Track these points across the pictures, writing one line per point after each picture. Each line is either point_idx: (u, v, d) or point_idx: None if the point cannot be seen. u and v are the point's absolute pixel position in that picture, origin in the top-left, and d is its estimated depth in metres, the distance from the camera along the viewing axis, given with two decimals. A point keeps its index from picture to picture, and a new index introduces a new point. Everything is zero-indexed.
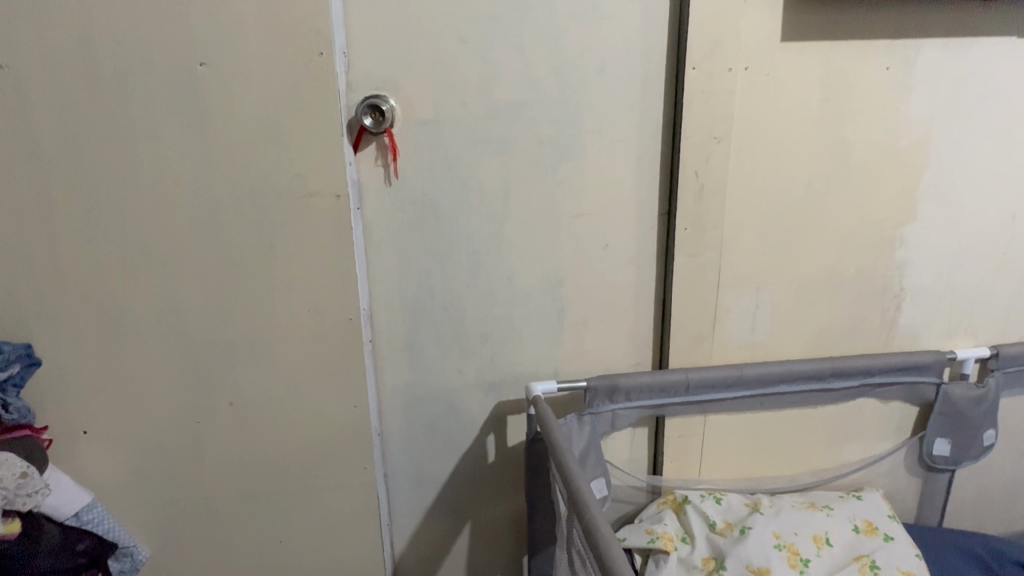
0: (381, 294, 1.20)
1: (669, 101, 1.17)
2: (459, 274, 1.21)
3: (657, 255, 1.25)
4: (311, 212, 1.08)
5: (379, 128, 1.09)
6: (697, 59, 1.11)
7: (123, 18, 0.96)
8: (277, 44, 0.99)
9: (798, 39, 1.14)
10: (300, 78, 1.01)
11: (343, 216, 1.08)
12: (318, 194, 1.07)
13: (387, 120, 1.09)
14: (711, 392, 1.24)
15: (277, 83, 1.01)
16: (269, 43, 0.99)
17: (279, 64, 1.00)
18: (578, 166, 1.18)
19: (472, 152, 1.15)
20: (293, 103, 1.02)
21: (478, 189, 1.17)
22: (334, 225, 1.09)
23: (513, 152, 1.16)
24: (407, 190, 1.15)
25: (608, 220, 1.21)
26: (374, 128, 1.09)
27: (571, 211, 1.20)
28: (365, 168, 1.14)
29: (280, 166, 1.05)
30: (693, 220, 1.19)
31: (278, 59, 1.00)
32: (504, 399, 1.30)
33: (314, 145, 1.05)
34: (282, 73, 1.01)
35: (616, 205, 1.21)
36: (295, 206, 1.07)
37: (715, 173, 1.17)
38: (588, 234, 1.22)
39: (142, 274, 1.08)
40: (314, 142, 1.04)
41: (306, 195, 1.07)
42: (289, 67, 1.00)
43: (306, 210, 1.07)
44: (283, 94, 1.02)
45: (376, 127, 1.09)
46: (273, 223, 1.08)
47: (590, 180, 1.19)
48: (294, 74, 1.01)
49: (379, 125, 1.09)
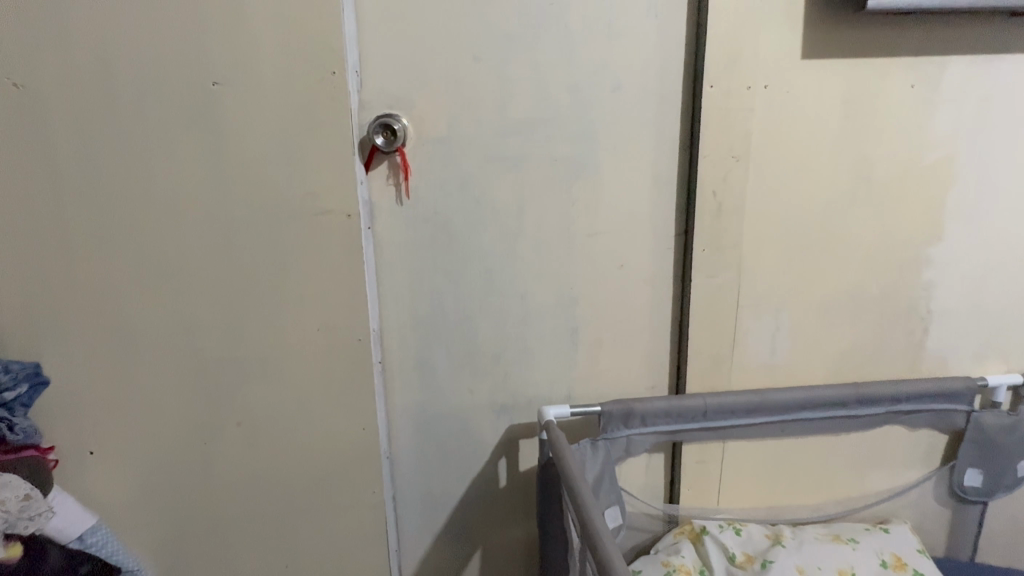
0: (391, 314, 1.18)
1: (686, 119, 1.15)
2: (471, 294, 1.18)
3: (674, 276, 1.21)
4: (322, 231, 1.06)
5: (391, 147, 1.08)
6: (715, 76, 1.08)
7: (139, 40, 0.96)
8: (289, 63, 0.99)
9: (819, 57, 1.11)
10: (311, 97, 1.00)
11: (354, 235, 1.07)
12: (329, 214, 1.06)
13: (399, 139, 1.07)
14: (729, 418, 1.20)
15: (290, 101, 1.00)
16: (283, 63, 0.99)
17: (292, 83, 1.00)
18: (592, 185, 1.16)
19: (486, 171, 1.13)
20: (305, 121, 1.01)
21: (491, 208, 1.15)
22: (344, 243, 1.07)
23: (527, 170, 1.14)
24: (419, 209, 1.14)
25: (622, 240, 1.19)
26: (386, 148, 1.08)
27: (586, 230, 1.18)
28: (377, 187, 1.12)
29: (291, 185, 1.04)
30: (712, 240, 1.15)
31: (290, 78, 0.99)
32: (516, 422, 1.26)
33: (326, 164, 1.03)
34: (294, 92, 1.00)
35: (632, 225, 1.18)
36: (306, 226, 1.06)
37: (734, 193, 1.14)
38: (604, 254, 1.19)
39: (152, 293, 1.07)
40: (326, 161, 1.03)
41: (317, 214, 1.05)
42: (302, 86, 1.00)
43: (317, 229, 1.06)
44: (295, 113, 1.01)
45: (388, 147, 1.08)
46: (285, 242, 1.06)
47: (606, 198, 1.17)
48: (307, 94, 1.00)
49: (391, 144, 1.08)
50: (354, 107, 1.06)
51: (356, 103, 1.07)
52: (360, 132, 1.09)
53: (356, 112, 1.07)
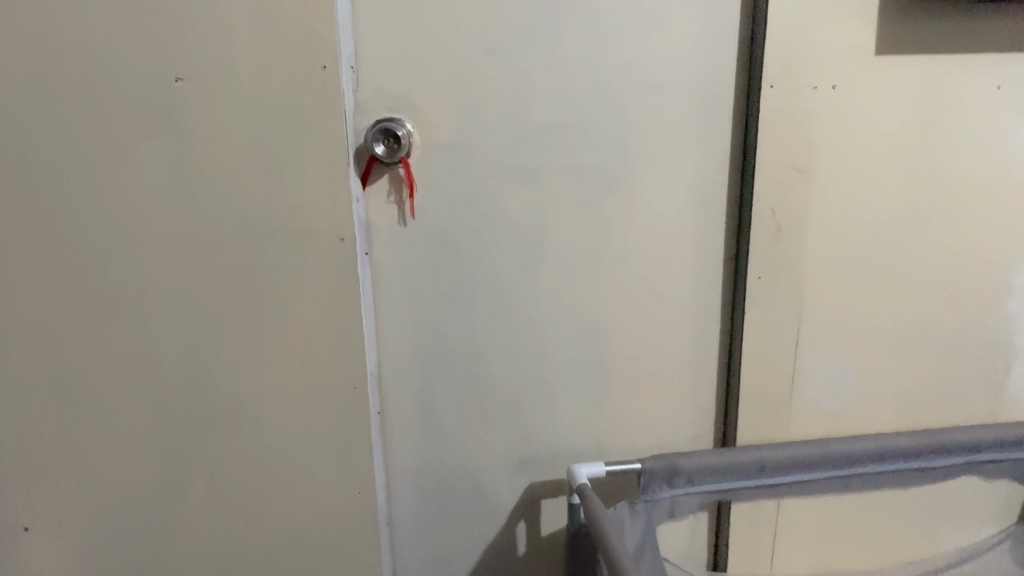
0: (391, 355, 1.00)
1: (739, 124, 0.97)
2: (485, 331, 1.00)
3: (723, 308, 1.03)
4: (310, 258, 0.88)
5: (393, 157, 0.90)
6: (775, 74, 0.92)
7: (85, 30, 0.79)
8: (269, 54, 0.81)
9: (894, 53, 0.94)
10: (297, 96, 0.82)
11: (348, 263, 0.88)
12: (317, 237, 0.87)
13: (404, 148, 0.90)
14: (788, 474, 1.03)
15: (271, 102, 0.82)
16: (263, 55, 0.81)
17: (273, 80, 0.82)
18: (627, 202, 0.97)
19: (504, 186, 0.95)
20: (288, 125, 0.83)
21: (509, 229, 0.96)
22: (336, 273, 0.89)
23: (550, 185, 0.96)
24: (425, 231, 0.95)
25: (660, 264, 1.00)
26: (388, 158, 0.90)
27: (618, 256, 0.99)
28: (375, 205, 0.94)
29: (272, 202, 0.86)
30: (769, 266, 0.98)
31: (271, 74, 0.81)
32: (538, 479, 1.07)
33: (315, 177, 0.85)
34: (276, 90, 0.82)
35: (673, 250, 1.00)
36: (290, 252, 0.88)
37: (796, 211, 0.97)
38: (638, 284, 1.00)
39: (102, 335, 0.89)
40: (314, 173, 0.85)
41: (304, 237, 0.87)
42: (285, 83, 0.82)
43: (303, 256, 0.88)
44: (276, 115, 0.83)
45: (390, 157, 0.90)
46: (264, 271, 0.88)
47: (642, 219, 0.98)
48: (292, 92, 0.82)
49: (394, 153, 0.90)
50: (349, 109, 0.88)
51: (349, 105, 0.89)
52: (356, 140, 0.91)
53: (351, 115, 0.89)
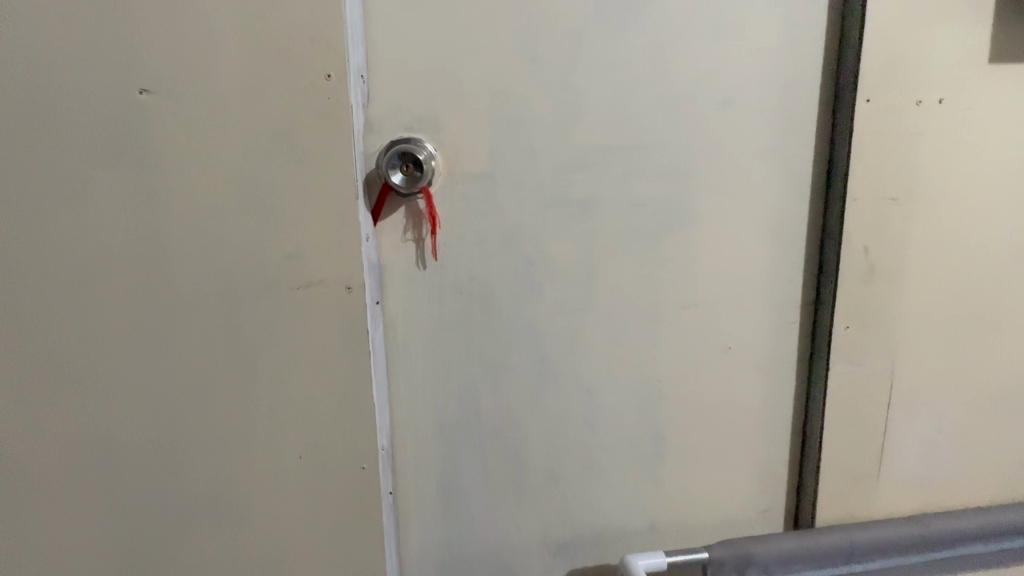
0: (407, 421, 0.83)
1: (823, 146, 0.81)
2: (520, 391, 0.84)
3: (799, 362, 0.87)
4: (310, 311, 0.71)
5: (413, 187, 0.74)
6: (874, 86, 0.76)
7: (22, 28, 0.62)
8: (258, 60, 0.64)
9: (1011, 60, 0.79)
10: (293, 112, 0.66)
11: (357, 316, 0.72)
12: (319, 285, 0.71)
13: (426, 175, 0.73)
14: (879, 560, 0.86)
15: (260, 119, 0.66)
16: (251, 61, 0.64)
17: (263, 92, 0.65)
18: (689, 239, 0.82)
19: (544, 221, 0.79)
20: (283, 149, 0.67)
21: (549, 272, 0.80)
22: (341, 328, 0.72)
23: (601, 219, 0.80)
24: (449, 275, 0.79)
25: (727, 312, 0.85)
26: (406, 188, 0.74)
27: (678, 302, 0.83)
28: (389, 244, 0.77)
29: (262, 243, 0.69)
30: (859, 314, 0.82)
31: (259, 84, 0.65)
32: (579, 563, 0.91)
33: (316, 213, 0.69)
34: (267, 105, 0.65)
35: (742, 295, 0.84)
36: (286, 304, 0.71)
37: (892, 249, 0.81)
38: (698, 334, 0.85)
39: (45, 411, 0.71)
40: (316, 207, 0.68)
41: (302, 286, 0.70)
42: (278, 97, 0.65)
43: (301, 309, 0.71)
44: (267, 136, 0.66)
45: (409, 187, 0.74)
46: (253, 327, 0.71)
47: (704, 256, 0.83)
48: (287, 108, 0.66)
49: (413, 182, 0.73)
50: (358, 129, 0.71)
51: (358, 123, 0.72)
52: (366, 166, 0.75)
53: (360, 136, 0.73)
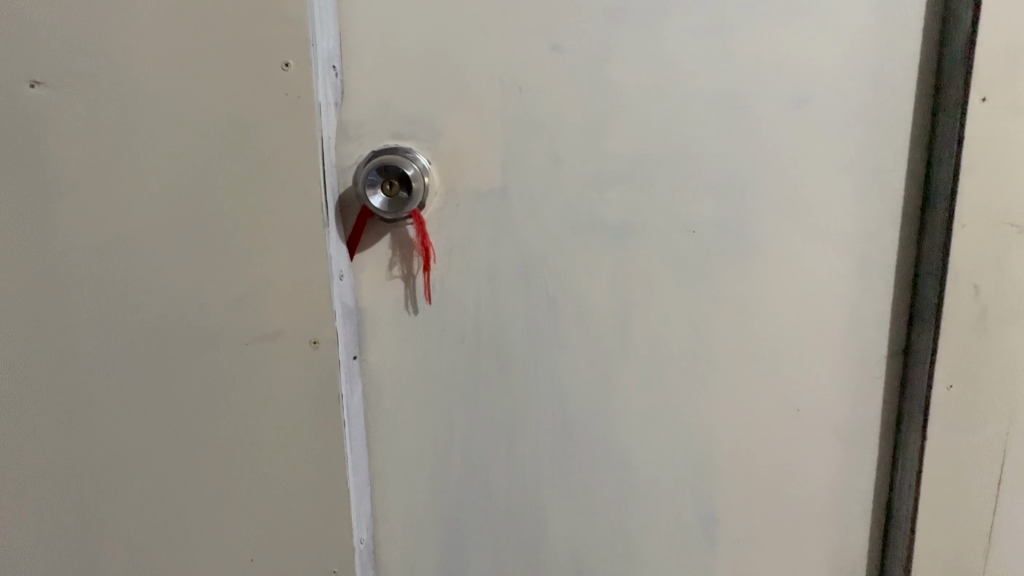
0: (395, 502, 0.66)
1: (922, 158, 0.63)
2: (537, 465, 0.66)
3: (884, 426, 0.70)
4: (262, 373, 0.55)
5: (396, 212, 0.55)
6: (991, 82, 0.59)
7: None
8: (192, 48, 0.50)
9: None
10: (238, 114, 0.51)
11: (327, 378, 0.55)
12: (276, 339, 0.54)
13: (415, 197, 0.55)
14: None
15: (195, 125, 0.51)
16: (184, 47, 0.50)
17: (198, 90, 0.51)
18: (752, 276, 0.64)
19: (570, 251, 0.62)
20: (224, 162, 0.51)
21: (576, 316, 0.63)
22: (305, 395, 0.55)
23: (642, 250, 0.63)
24: (447, 322, 0.62)
25: (798, 365, 0.68)
26: (387, 212, 0.55)
27: (738, 352, 0.66)
28: (369, 283, 0.60)
29: (199, 286, 0.54)
30: (966, 370, 0.65)
31: (193, 79, 0.50)
32: None
33: (271, 246, 0.53)
34: (203, 106, 0.51)
35: (814, 346, 0.67)
36: (231, 364, 0.55)
37: (1009, 288, 0.64)
38: (761, 393, 0.68)
39: None
40: (270, 239, 0.53)
41: (253, 340, 0.54)
42: (218, 95, 0.51)
43: (251, 370, 0.55)
44: (203, 147, 0.51)
45: (391, 210, 0.55)
46: (187, 396, 0.55)
47: (771, 299, 0.65)
48: (230, 109, 0.51)
49: (398, 205, 0.55)
50: (327, 135, 0.55)
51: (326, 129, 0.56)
52: (339, 183, 0.58)
53: (330, 145, 0.57)
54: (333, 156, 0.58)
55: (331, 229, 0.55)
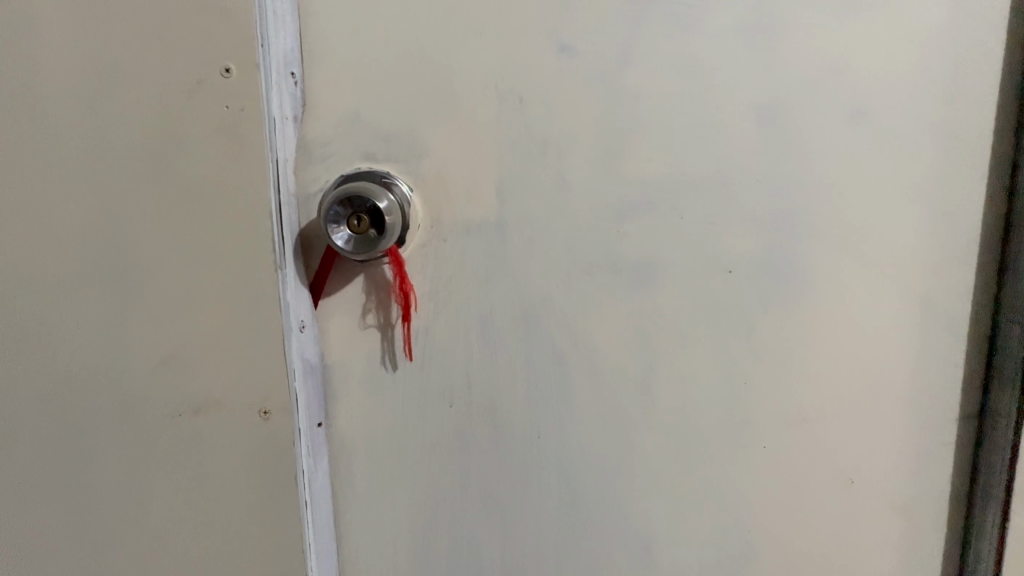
0: None
1: (1003, 184, 0.51)
2: (539, 548, 0.55)
3: (953, 506, 0.58)
4: (198, 447, 0.45)
5: (362, 252, 0.45)
6: None
7: None
8: (111, 55, 0.41)
9: None
10: (166, 133, 0.42)
11: (279, 456, 0.45)
12: (214, 409, 0.44)
13: (386, 236, 0.45)
14: None
15: (112, 149, 0.42)
16: (108, 52, 0.41)
17: (115, 108, 0.42)
18: (799, 327, 0.54)
19: (579, 296, 0.52)
20: (149, 193, 0.42)
21: (586, 373, 0.53)
22: (251, 475, 0.45)
23: (665, 295, 0.52)
24: (431, 379, 0.52)
25: (856, 432, 0.56)
26: (352, 251, 0.45)
27: (782, 416, 0.55)
28: (338, 333, 0.51)
29: (118, 343, 0.44)
30: None
31: (110, 94, 0.42)
32: None
33: (208, 293, 0.43)
34: (121, 126, 0.42)
35: (874, 412, 0.56)
36: (157, 439, 0.45)
37: None
38: (808, 465, 0.56)
39: None
40: (208, 285, 0.43)
41: (187, 410, 0.44)
42: (140, 112, 0.42)
43: (183, 446, 0.45)
44: (122, 175, 0.42)
45: (356, 250, 0.45)
46: (108, 478, 0.46)
47: (821, 355, 0.54)
48: (156, 128, 0.42)
49: (365, 244, 0.45)
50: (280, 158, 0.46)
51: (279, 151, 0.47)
52: (297, 217, 0.48)
53: (285, 169, 0.47)
54: (290, 183, 0.48)
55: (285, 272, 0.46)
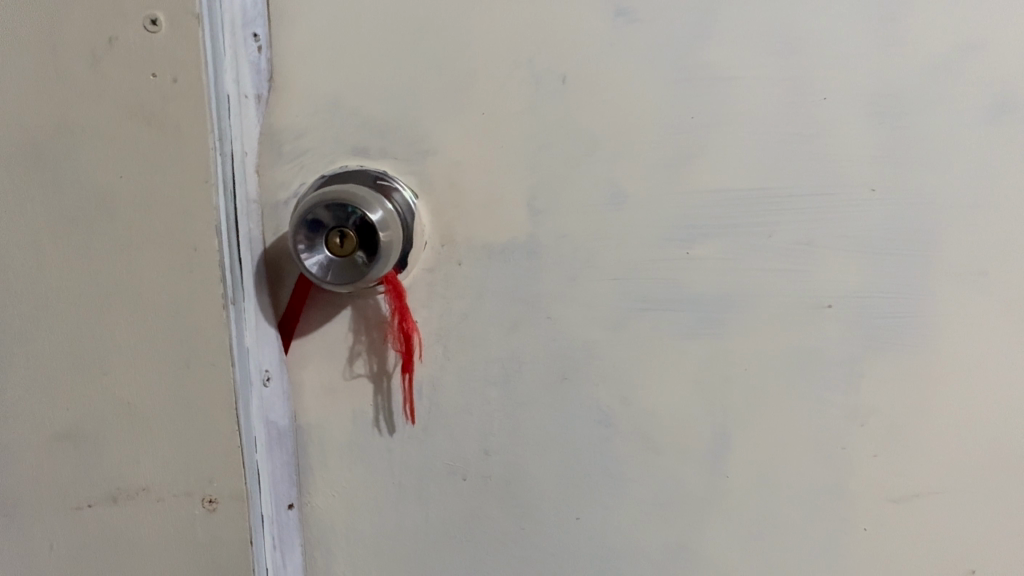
0: None
1: None
2: None
3: None
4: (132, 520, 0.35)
5: (346, 284, 0.33)
6: None
7: None
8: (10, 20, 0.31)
9: None
10: (84, 125, 0.32)
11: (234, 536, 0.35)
12: (158, 483, 0.35)
13: (378, 263, 0.33)
14: None
15: (19, 151, 0.32)
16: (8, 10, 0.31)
17: (22, 98, 0.32)
18: (919, 382, 0.41)
19: (632, 338, 0.40)
20: (69, 207, 0.33)
21: (638, 439, 0.41)
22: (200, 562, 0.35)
23: (742, 338, 0.40)
24: (437, 445, 0.40)
25: (985, 517, 0.43)
26: (332, 282, 0.33)
27: (893, 499, 0.42)
28: (317, 382, 0.39)
29: (34, 400, 0.34)
30: None
31: (15, 81, 0.32)
32: None
33: (149, 336, 0.33)
34: (31, 121, 0.32)
35: (1014, 497, 0.43)
36: (85, 522, 0.35)
37: None
38: (926, 564, 0.43)
39: None
40: (148, 325, 0.33)
41: (124, 483, 0.35)
42: (54, 101, 0.32)
43: (118, 533, 0.35)
44: (31, 184, 0.33)
45: (339, 282, 0.33)
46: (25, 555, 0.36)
47: (946, 420, 0.42)
48: (74, 122, 0.32)
49: (350, 273, 0.33)
50: (234, 151, 0.35)
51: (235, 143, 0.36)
52: (262, 232, 0.37)
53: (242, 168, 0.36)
54: (252, 186, 0.37)
55: (241, 308, 0.35)
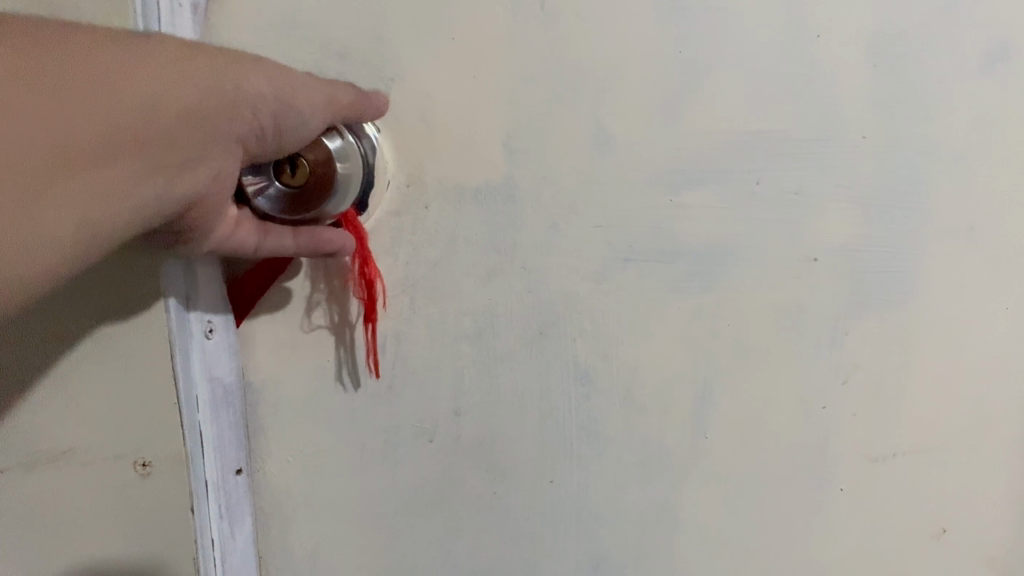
0: None
1: None
2: None
3: None
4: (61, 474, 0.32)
5: (300, 217, 0.32)
6: None
7: None
8: None
9: None
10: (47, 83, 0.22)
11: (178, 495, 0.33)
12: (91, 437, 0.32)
13: (334, 197, 0.32)
14: None
15: None
16: None
17: None
18: (908, 341, 0.40)
19: (615, 292, 0.37)
20: None
21: (619, 397, 0.39)
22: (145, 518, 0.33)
23: (728, 292, 0.38)
24: (405, 402, 0.38)
25: (967, 480, 0.42)
26: (284, 215, 0.32)
27: (876, 462, 0.41)
28: (273, 333, 0.36)
29: None
30: None
31: None
32: None
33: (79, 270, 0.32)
34: None
35: (999, 461, 0.42)
36: (2, 489, 0.32)
37: None
38: (907, 526, 0.43)
39: None
40: None
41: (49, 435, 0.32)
42: None
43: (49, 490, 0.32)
44: None
45: (291, 214, 0.32)
46: None
47: (933, 380, 0.40)
48: None
49: (304, 205, 0.32)
50: None
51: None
52: None
53: None
54: None
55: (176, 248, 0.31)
